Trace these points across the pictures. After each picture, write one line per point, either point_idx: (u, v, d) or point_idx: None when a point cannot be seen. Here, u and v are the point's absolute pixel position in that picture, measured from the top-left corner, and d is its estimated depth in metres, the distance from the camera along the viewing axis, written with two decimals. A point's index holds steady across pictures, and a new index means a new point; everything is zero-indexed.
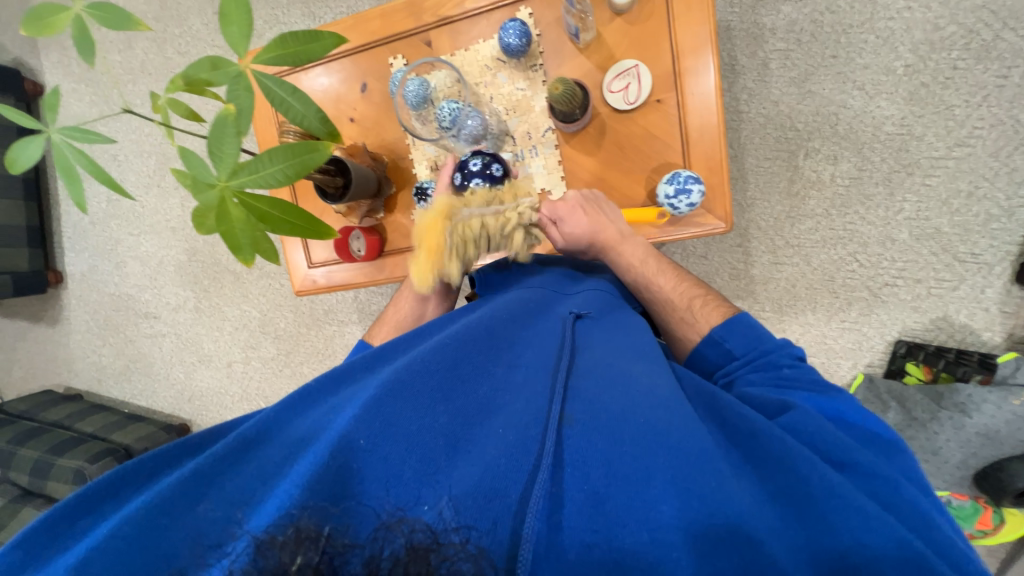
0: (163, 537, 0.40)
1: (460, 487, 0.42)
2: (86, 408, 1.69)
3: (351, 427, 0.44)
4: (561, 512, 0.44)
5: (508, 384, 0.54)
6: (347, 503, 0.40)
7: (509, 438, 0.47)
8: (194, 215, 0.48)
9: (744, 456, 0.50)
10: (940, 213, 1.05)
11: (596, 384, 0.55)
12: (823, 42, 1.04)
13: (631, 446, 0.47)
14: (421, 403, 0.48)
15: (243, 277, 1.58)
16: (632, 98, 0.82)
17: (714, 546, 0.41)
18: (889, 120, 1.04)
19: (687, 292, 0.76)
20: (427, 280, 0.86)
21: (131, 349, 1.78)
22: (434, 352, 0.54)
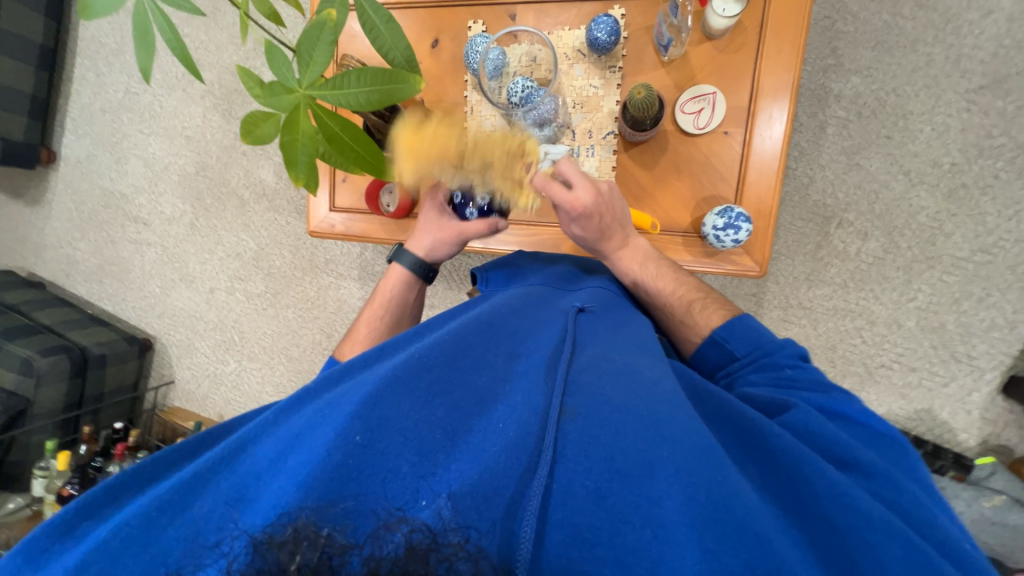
0: (155, 540, 0.40)
1: (460, 483, 0.41)
2: (47, 299, 1.60)
3: (347, 425, 0.43)
4: (562, 509, 0.42)
5: (507, 378, 0.51)
6: (347, 503, 0.39)
7: (511, 436, 0.44)
8: (243, 121, 0.51)
9: (748, 454, 0.48)
10: (948, 310, 1.08)
11: (600, 376, 0.51)
12: (881, 120, 1.06)
13: (636, 439, 0.44)
14: (417, 398, 0.45)
15: (247, 203, 1.52)
16: (702, 123, 0.81)
17: (721, 541, 0.38)
18: (924, 211, 1.07)
19: (686, 295, 0.76)
20: (403, 296, 0.86)
21: (110, 249, 1.69)
22: (431, 346, 0.51)
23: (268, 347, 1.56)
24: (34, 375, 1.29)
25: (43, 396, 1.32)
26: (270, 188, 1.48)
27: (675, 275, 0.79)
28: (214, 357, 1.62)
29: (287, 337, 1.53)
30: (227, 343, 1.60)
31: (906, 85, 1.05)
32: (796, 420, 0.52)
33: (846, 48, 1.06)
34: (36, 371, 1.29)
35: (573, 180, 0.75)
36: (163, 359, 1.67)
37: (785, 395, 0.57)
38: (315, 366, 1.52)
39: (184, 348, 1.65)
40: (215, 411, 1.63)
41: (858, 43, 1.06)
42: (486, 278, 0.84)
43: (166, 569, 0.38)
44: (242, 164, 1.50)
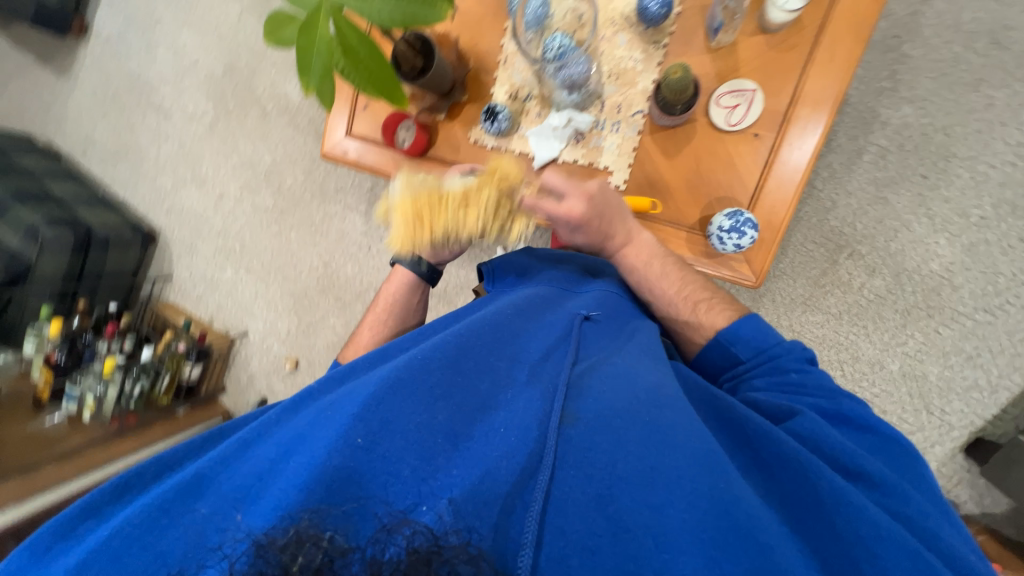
0: (164, 537, 0.43)
1: (462, 488, 0.42)
2: (60, 172, 1.61)
3: (350, 426, 0.45)
4: (559, 516, 0.43)
5: (507, 385, 0.54)
6: (349, 504, 0.40)
7: (510, 441, 0.47)
8: (270, 19, 0.51)
9: (753, 462, 0.51)
10: (935, 362, 1.07)
11: (603, 381, 0.54)
12: (922, 157, 1.02)
13: (637, 446, 0.46)
14: (421, 400, 0.48)
15: (269, 116, 1.50)
16: (734, 120, 0.78)
17: (727, 550, 0.40)
18: (939, 259, 1.04)
19: (690, 296, 0.74)
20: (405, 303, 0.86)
21: (129, 135, 1.69)
22: (434, 348, 0.54)
23: (266, 263, 1.58)
24: (38, 241, 1.32)
25: (45, 265, 1.34)
26: (294, 104, 1.46)
27: (680, 275, 0.77)
28: (213, 262, 1.65)
29: (286, 256, 1.55)
30: (227, 251, 1.62)
31: (956, 125, 1.00)
32: (799, 428, 0.54)
33: (907, 74, 1.01)
34: (40, 238, 1.32)
35: (561, 189, 0.74)
36: (164, 254, 1.70)
37: (790, 400, 0.59)
38: (307, 291, 1.55)
39: (186, 247, 1.67)
40: (206, 314, 1.67)
41: (920, 70, 1.00)
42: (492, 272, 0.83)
43: (167, 569, 0.41)
44: (270, 74, 1.47)
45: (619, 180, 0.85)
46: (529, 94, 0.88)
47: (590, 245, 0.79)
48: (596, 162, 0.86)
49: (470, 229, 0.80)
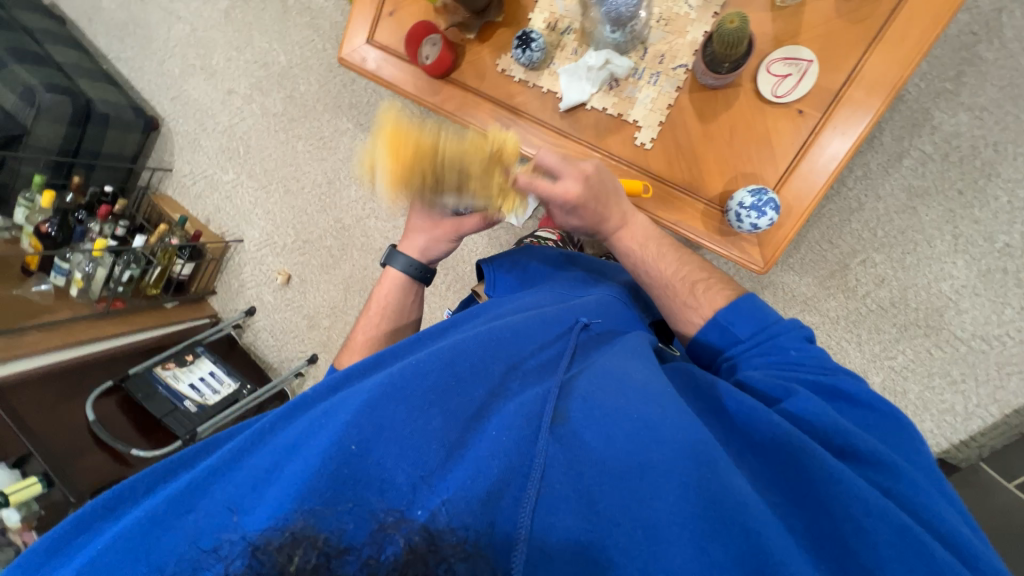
0: (168, 537, 0.46)
1: (456, 492, 0.44)
2: (63, 37, 1.52)
3: (345, 433, 0.47)
4: (552, 513, 0.44)
5: (501, 396, 0.55)
6: (344, 504, 0.42)
7: (502, 444, 0.48)
8: None
9: (745, 444, 0.51)
10: (917, 381, 1.07)
11: (593, 382, 0.56)
12: (963, 171, 0.97)
13: (625, 441, 0.48)
14: (416, 407, 0.50)
15: (289, 12, 1.40)
16: (781, 92, 0.73)
17: (714, 539, 0.42)
18: (951, 280, 1.01)
19: (688, 277, 0.73)
20: (397, 303, 0.94)
21: (139, 9, 1.58)
22: (427, 357, 0.56)
23: (269, 171, 1.53)
24: (34, 106, 1.27)
25: (41, 130, 1.31)
26: (317, 3, 1.36)
27: (678, 256, 0.76)
28: (215, 161, 1.59)
29: (290, 167, 1.50)
30: (231, 152, 1.57)
31: (1009, 143, 0.94)
32: (793, 409, 0.53)
33: (973, 77, 0.93)
34: (37, 103, 1.27)
35: (556, 171, 0.73)
36: (166, 144, 1.64)
37: (784, 380, 0.58)
38: (308, 208, 1.51)
39: (189, 142, 1.61)
40: (203, 214, 1.64)
41: (988, 76, 0.92)
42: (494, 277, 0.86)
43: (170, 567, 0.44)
44: None
45: (645, 138, 0.81)
46: (569, 27, 0.82)
47: (584, 227, 0.79)
48: (625, 115, 0.81)
49: (461, 228, 0.89)
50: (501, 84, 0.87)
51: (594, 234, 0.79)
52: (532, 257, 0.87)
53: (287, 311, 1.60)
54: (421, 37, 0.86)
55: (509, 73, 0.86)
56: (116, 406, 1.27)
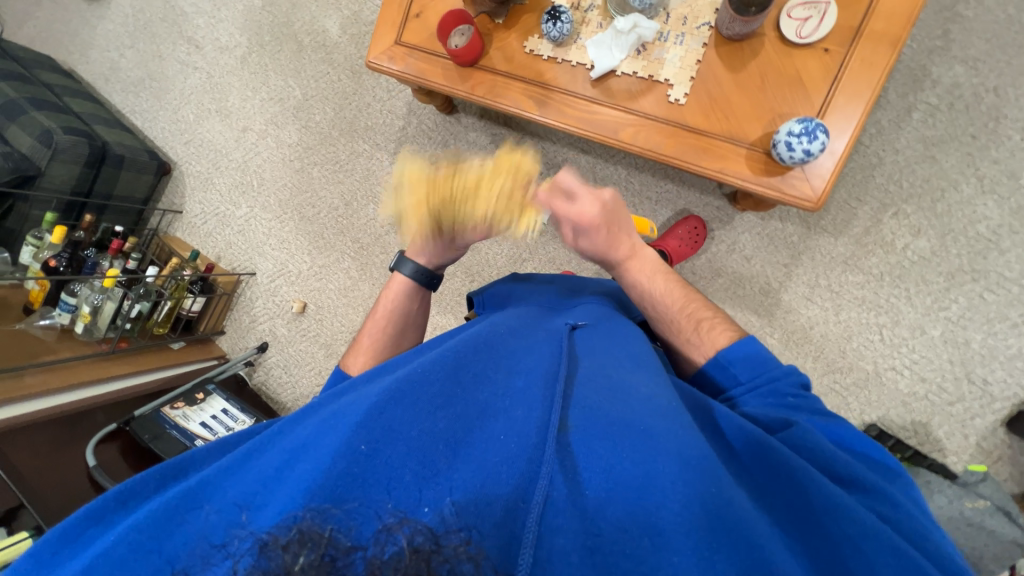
0: (166, 541, 0.38)
1: (464, 494, 0.39)
2: (81, 92, 1.57)
3: (353, 433, 0.42)
4: (558, 516, 0.41)
5: (510, 396, 0.48)
6: (351, 503, 0.37)
7: (510, 448, 0.43)
8: None
9: (739, 466, 0.48)
10: (978, 328, 1.04)
11: (598, 391, 0.51)
12: (972, 117, 1.02)
13: (629, 453, 0.44)
14: (420, 409, 0.44)
15: (304, 51, 1.48)
16: (805, 33, 0.77)
17: (715, 548, 0.39)
18: (986, 221, 1.02)
19: (693, 312, 0.72)
20: (407, 307, 0.84)
21: (156, 65, 1.66)
22: (433, 362, 0.49)
23: (285, 200, 1.53)
24: (51, 147, 1.26)
25: (55, 172, 1.29)
26: (332, 40, 1.45)
27: (683, 290, 0.75)
28: (228, 197, 1.59)
29: (308, 194, 1.51)
30: (244, 187, 1.57)
31: (1008, 87, 1.00)
32: (796, 438, 0.51)
33: (960, 34, 1.01)
34: (54, 144, 1.26)
35: (575, 190, 0.73)
36: (178, 187, 1.64)
37: (787, 412, 0.57)
38: (324, 232, 1.50)
39: (201, 181, 1.62)
40: (214, 251, 1.61)
41: (973, 31, 1.01)
42: (482, 301, 0.88)
43: None
44: (310, 9, 1.46)
45: (679, 94, 0.83)
46: (591, 4, 0.87)
47: (593, 256, 0.77)
48: (656, 74, 0.84)
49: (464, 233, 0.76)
50: (528, 65, 0.91)
51: (601, 263, 0.78)
52: (518, 283, 0.87)
53: (302, 342, 1.51)
54: (448, 28, 0.90)
55: (537, 52, 0.90)
56: (119, 452, 1.15)
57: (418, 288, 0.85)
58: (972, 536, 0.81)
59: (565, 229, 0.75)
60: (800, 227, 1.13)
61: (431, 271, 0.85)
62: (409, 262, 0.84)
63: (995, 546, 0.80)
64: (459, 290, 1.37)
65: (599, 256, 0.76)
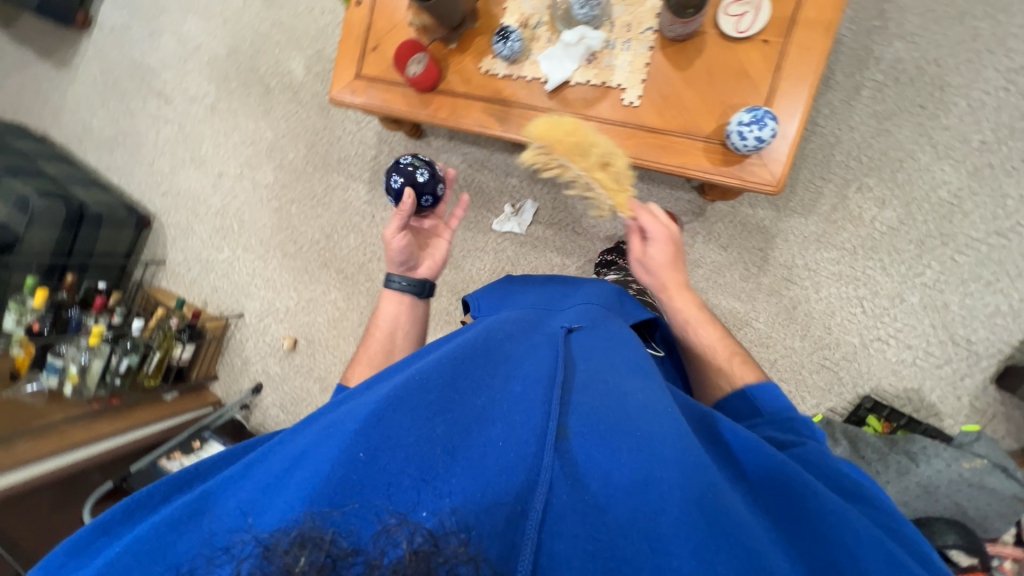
0: (172, 548, 0.39)
1: (462, 501, 0.40)
2: (54, 156, 1.59)
3: (351, 442, 0.43)
4: (558, 522, 0.41)
5: (505, 399, 0.50)
6: (350, 506, 0.38)
7: (509, 455, 0.44)
8: None
9: (742, 471, 0.50)
10: (954, 290, 1.06)
11: (594, 395, 0.50)
12: (918, 89, 1.06)
13: (627, 459, 0.44)
14: (418, 415, 0.45)
15: (272, 93, 1.51)
16: (743, 27, 0.80)
17: (713, 552, 0.38)
18: (946, 186, 1.05)
19: (729, 348, 0.74)
20: (393, 314, 0.82)
21: (128, 122, 1.68)
22: (431, 367, 0.51)
23: (266, 240, 1.55)
24: (28, 213, 1.27)
25: (34, 237, 1.30)
26: (298, 80, 1.48)
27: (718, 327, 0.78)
28: (210, 243, 1.60)
29: (287, 232, 1.52)
30: (225, 231, 1.59)
31: (947, 57, 1.04)
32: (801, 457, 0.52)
33: (894, 12, 1.06)
34: (31, 209, 1.27)
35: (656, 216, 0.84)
36: (159, 238, 1.65)
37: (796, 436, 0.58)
38: (308, 266, 1.50)
39: (182, 230, 1.63)
40: (201, 298, 1.61)
41: (907, 8, 1.05)
42: (477, 303, 0.84)
43: None
44: (274, 52, 1.50)
45: (633, 96, 0.86)
46: (539, 21, 0.90)
47: (653, 269, 0.82)
48: (609, 81, 0.87)
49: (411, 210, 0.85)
50: (486, 84, 0.93)
51: (657, 283, 0.82)
52: (515, 285, 0.86)
53: (296, 379, 1.51)
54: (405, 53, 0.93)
55: (493, 72, 0.93)
56: None
57: (412, 298, 0.84)
58: (973, 497, 0.83)
59: (636, 238, 0.84)
60: (770, 211, 1.16)
61: (420, 279, 0.84)
62: (394, 280, 0.83)
63: (997, 504, 0.82)
64: (448, 309, 1.37)
65: (656, 271, 0.82)
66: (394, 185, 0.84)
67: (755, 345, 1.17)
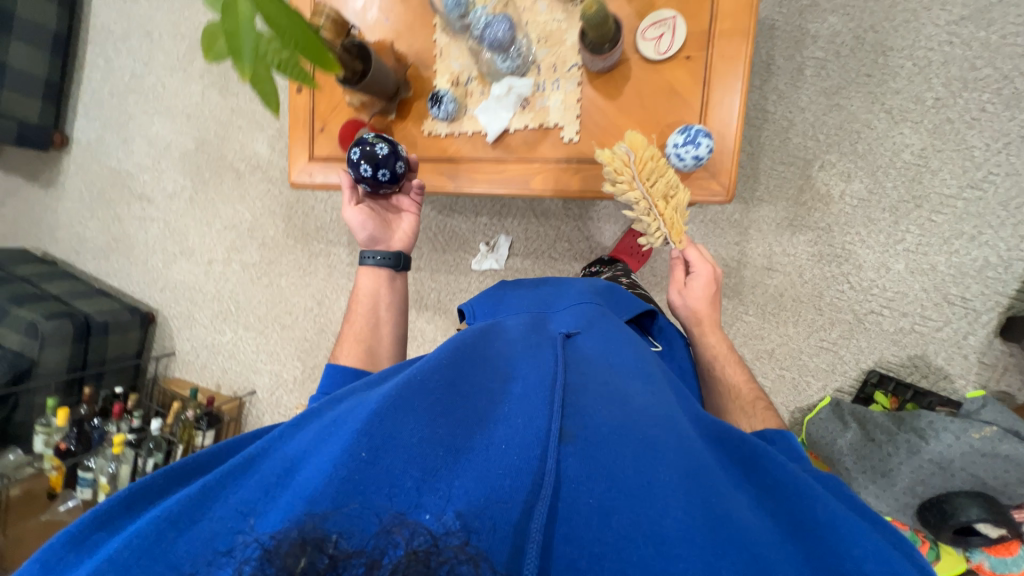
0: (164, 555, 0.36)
1: (464, 504, 0.38)
2: (56, 273, 1.67)
3: (353, 441, 0.41)
4: (565, 524, 0.39)
5: (504, 403, 0.49)
6: (351, 505, 0.36)
7: (512, 457, 0.42)
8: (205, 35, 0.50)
9: (746, 473, 0.48)
10: (939, 251, 1.04)
11: (593, 399, 0.50)
12: (861, 58, 1.05)
13: (631, 460, 0.43)
14: (421, 415, 0.44)
15: (243, 176, 1.57)
16: (663, 48, 0.82)
17: (719, 554, 0.37)
18: (909, 149, 1.04)
19: (753, 391, 0.78)
20: (372, 288, 0.85)
21: (117, 227, 1.76)
22: (431, 368, 0.50)
23: (263, 316, 1.60)
24: (38, 337, 1.35)
25: (48, 357, 1.37)
26: (264, 159, 1.54)
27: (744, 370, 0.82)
28: (212, 327, 1.66)
29: (281, 305, 1.57)
30: (224, 313, 1.64)
31: (883, 21, 1.03)
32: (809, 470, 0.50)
33: None
34: (41, 333, 1.35)
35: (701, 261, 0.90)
36: (165, 331, 1.72)
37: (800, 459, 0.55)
38: (307, 334, 1.55)
39: (184, 320, 1.70)
40: (213, 381, 1.67)
41: None
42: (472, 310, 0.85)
43: None
44: (238, 138, 1.56)
45: (571, 133, 0.88)
46: (469, 76, 0.93)
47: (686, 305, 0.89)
48: (545, 122, 0.89)
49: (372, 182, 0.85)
50: (432, 144, 0.96)
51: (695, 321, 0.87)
52: (508, 288, 0.85)
53: None
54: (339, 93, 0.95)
55: (435, 132, 0.95)
56: None
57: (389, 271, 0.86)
58: (987, 466, 0.81)
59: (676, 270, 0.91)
60: (737, 204, 1.15)
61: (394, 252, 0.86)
62: (369, 256, 0.86)
63: (1015, 470, 0.79)
64: None
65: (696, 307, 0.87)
66: (354, 159, 0.83)
67: (749, 339, 1.16)
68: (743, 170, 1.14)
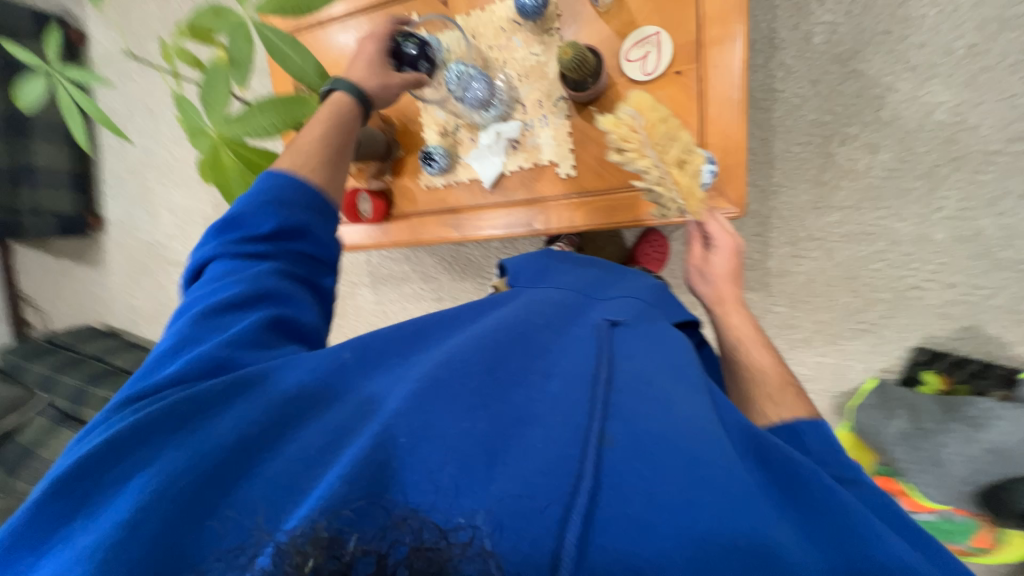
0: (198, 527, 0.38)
1: (495, 503, 0.38)
2: (120, 345, 1.82)
3: (392, 425, 0.44)
4: (602, 534, 0.38)
5: (545, 401, 0.48)
6: (359, 503, 0.37)
7: (547, 455, 0.42)
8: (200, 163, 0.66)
9: (793, 503, 0.44)
10: (985, 214, 0.96)
11: (638, 403, 0.48)
12: (876, 15, 0.95)
13: (674, 475, 0.41)
14: (463, 407, 0.46)
15: None
16: (650, 68, 0.77)
17: None
18: (941, 107, 0.95)
19: (784, 376, 0.64)
20: (336, 110, 0.68)
21: (162, 293, 1.89)
22: (471, 352, 0.52)
23: None
24: None
25: None
26: None
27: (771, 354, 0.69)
28: None
29: None
30: None
31: None
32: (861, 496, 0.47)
33: None
34: None
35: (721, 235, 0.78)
36: None
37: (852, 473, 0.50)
38: None
39: None
40: None
41: None
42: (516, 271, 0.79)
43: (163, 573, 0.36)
44: None
45: (567, 168, 0.86)
46: (456, 125, 0.92)
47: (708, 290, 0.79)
48: (539, 160, 0.87)
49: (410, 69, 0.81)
50: (432, 198, 0.97)
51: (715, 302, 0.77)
52: (550, 256, 0.83)
53: None
54: None
55: (433, 185, 0.96)
56: None
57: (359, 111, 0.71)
58: None
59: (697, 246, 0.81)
60: (754, 193, 1.09)
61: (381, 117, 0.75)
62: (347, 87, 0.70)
63: None
64: None
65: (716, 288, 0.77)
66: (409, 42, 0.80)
67: (783, 330, 1.13)
68: (755, 157, 1.08)
